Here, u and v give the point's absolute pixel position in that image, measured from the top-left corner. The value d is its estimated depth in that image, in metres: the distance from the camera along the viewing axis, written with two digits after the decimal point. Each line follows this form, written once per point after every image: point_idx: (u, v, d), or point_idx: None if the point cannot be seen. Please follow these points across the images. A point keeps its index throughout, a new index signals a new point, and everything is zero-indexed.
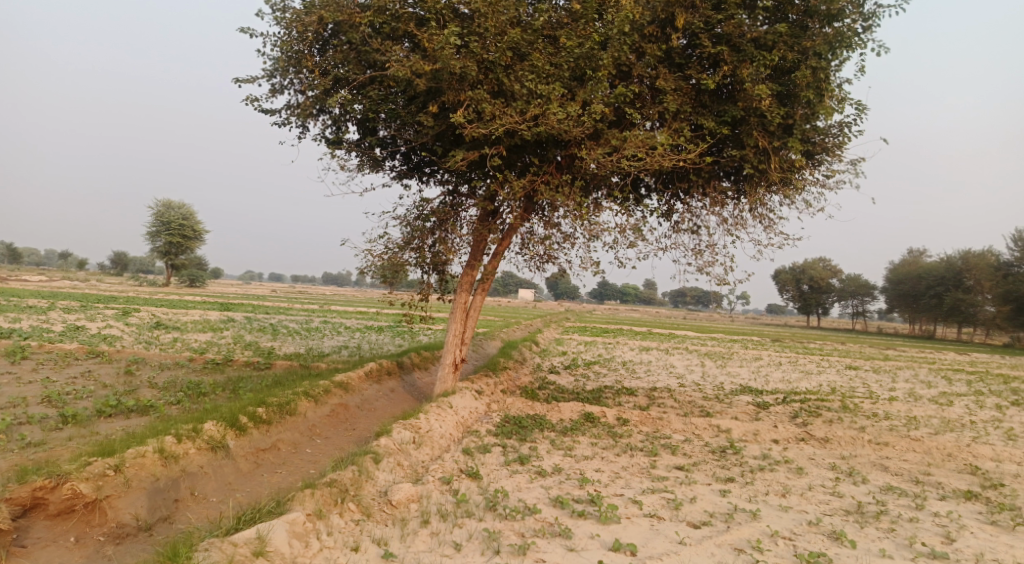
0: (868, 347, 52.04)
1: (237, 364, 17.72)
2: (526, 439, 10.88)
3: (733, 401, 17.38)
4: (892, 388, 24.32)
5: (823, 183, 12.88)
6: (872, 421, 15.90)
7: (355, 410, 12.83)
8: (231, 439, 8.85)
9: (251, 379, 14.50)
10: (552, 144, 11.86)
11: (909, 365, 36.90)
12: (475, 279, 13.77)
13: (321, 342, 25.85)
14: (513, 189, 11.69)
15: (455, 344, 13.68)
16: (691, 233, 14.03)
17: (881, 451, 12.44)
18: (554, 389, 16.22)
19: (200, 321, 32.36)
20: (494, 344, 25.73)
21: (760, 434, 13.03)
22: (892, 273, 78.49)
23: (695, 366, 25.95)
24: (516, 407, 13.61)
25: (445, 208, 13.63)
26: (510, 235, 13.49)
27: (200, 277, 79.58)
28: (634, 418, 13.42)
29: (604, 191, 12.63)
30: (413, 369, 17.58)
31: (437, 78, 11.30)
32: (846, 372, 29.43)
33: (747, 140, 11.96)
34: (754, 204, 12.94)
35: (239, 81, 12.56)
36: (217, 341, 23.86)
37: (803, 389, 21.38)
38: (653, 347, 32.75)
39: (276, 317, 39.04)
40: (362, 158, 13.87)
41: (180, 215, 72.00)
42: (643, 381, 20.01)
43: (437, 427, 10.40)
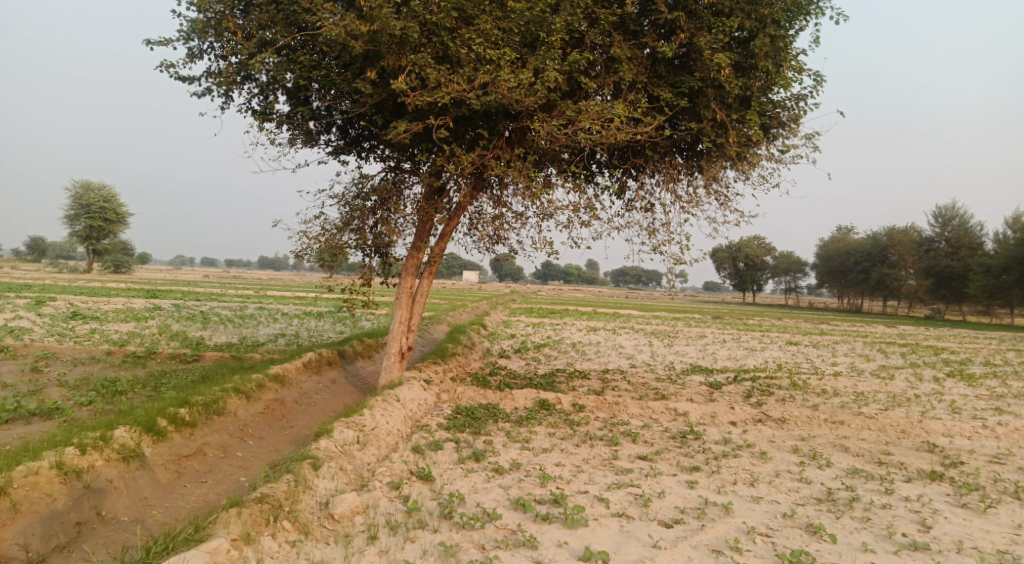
0: (803, 322, 53.21)
1: (162, 357, 16.55)
2: (480, 432, 10.22)
3: (686, 381, 17.06)
4: (834, 363, 24.49)
5: (779, 159, 12.45)
6: (824, 397, 15.76)
7: (292, 405, 11.96)
8: (147, 447, 7.93)
9: (176, 375, 13.46)
10: (501, 116, 11.15)
11: (845, 339, 37.59)
12: (421, 262, 12.99)
13: (256, 330, 24.62)
14: (461, 164, 10.91)
15: (401, 332, 12.90)
16: (645, 212, 13.50)
17: (839, 430, 12.21)
18: (504, 375, 15.58)
19: (125, 311, 30.59)
20: (439, 328, 24.93)
21: (718, 417, 12.66)
22: (823, 249, 80.57)
23: (643, 346, 25.74)
24: (466, 396, 12.94)
25: (387, 186, 12.78)
26: (458, 215, 12.74)
27: (127, 263, 76.03)
28: (590, 404, 12.90)
29: (556, 167, 11.99)
30: (356, 357, 16.72)
31: (375, 41, 10.39)
32: (787, 348, 29.71)
33: (704, 112, 11.47)
34: (710, 180, 12.48)
35: (152, 44, 11.49)
36: (141, 331, 22.46)
37: (751, 366, 21.27)
38: (599, 327, 32.45)
39: (209, 304, 37.34)
40: (294, 131, 12.92)
41: (103, 198, 68.49)
42: (594, 363, 19.55)
43: (383, 424, 9.65)
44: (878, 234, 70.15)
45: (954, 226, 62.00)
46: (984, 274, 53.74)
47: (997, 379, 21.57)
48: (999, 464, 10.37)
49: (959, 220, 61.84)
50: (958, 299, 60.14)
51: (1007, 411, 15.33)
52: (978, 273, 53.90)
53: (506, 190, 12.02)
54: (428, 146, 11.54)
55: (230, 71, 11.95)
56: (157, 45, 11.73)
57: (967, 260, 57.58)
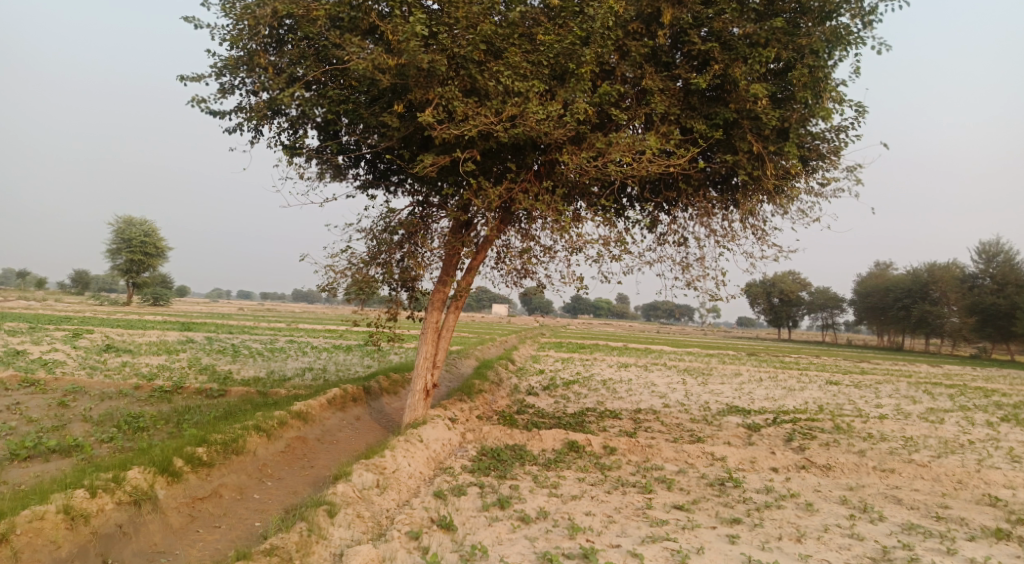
0: (842, 360, 51.76)
1: (188, 391, 16.40)
2: (506, 476, 9.79)
3: (722, 423, 16.41)
4: (877, 404, 23.55)
5: (818, 192, 12.00)
6: (870, 442, 15.02)
7: (314, 444, 11.65)
8: (160, 489, 7.66)
9: (200, 411, 13.26)
10: (530, 148, 10.90)
11: (887, 379, 36.33)
12: (447, 297, 12.70)
13: (284, 363, 24.49)
14: (488, 198, 10.66)
15: (427, 369, 12.57)
16: (678, 246, 13.07)
17: (887, 479, 11.52)
18: (533, 414, 15.12)
19: (157, 343, 30.71)
20: (468, 363, 24.54)
21: (757, 462, 12.05)
22: (861, 284, 78.93)
23: (677, 384, 25.07)
24: (494, 436, 12.53)
25: (414, 219, 12.57)
26: (485, 249, 12.46)
27: (164, 295, 77.14)
28: (622, 446, 12.40)
29: (586, 200, 11.68)
30: (382, 394, 16.42)
31: (403, 74, 10.24)
32: (826, 387, 28.75)
33: (739, 144, 11.09)
34: (746, 214, 12.05)
35: (184, 78, 11.51)
36: (170, 364, 22.44)
37: (790, 407, 20.48)
38: (631, 364, 31.78)
39: (240, 337, 37.45)
40: (322, 165, 12.83)
41: (142, 231, 69.83)
42: (626, 402, 18.99)
43: (405, 466, 9.27)
44: (919, 270, 68.39)
45: (999, 262, 60.22)
46: None
47: None
48: None
49: (1004, 256, 60.06)
50: (1004, 338, 58.14)
51: None
52: None
53: (535, 224, 11.73)
54: (456, 179, 11.32)
55: (260, 106, 11.92)
56: (189, 80, 11.77)
57: (1013, 298, 55.74)
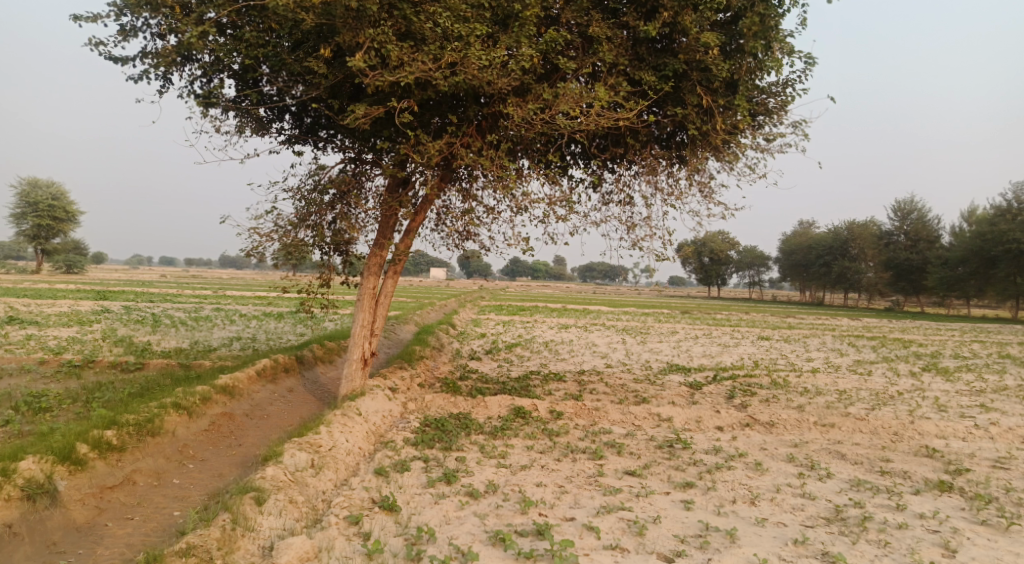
0: (769, 316, 53.08)
1: (102, 365, 15.27)
2: (451, 448, 9.24)
3: (665, 382, 16.25)
4: (809, 358, 23.94)
5: (764, 148, 11.65)
6: (809, 397, 15.06)
7: (242, 420, 10.86)
8: (60, 480, 7.00)
9: (114, 388, 12.28)
10: (470, 100, 10.16)
11: (814, 333, 37.21)
12: (384, 261, 11.95)
13: (210, 333, 23.27)
14: (427, 153, 9.91)
15: (364, 337, 11.85)
16: (625, 205, 12.61)
17: (831, 433, 11.46)
18: (475, 380, 14.60)
19: (70, 314, 28.88)
20: (404, 328, 23.82)
21: (704, 422, 11.85)
22: (785, 241, 81.13)
23: (616, 343, 24.93)
24: (436, 404, 11.96)
25: (346, 177, 11.70)
26: (424, 209, 11.73)
27: (80, 263, 73.11)
28: (568, 410, 12.01)
29: (530, 156, 11.06)
30: (316, 363, 15.61)
31: (329, 14, 9.31)
32: (760, 343, 29.17)
33: (689, 97, 10.62)
34: (694, 172, 11.66)
35: (78, 19, 10.30)
36: (84, 337, 21.02)
37: (728, 364, 20.54)
38: (569, 324, 31.61)
39: (163, 305, 35.66)
40: (242, 119, 11.79)
41: (52, 196, 65.73)
42: (567, 363, 18.69)
43: (342, 443, 8.61)
44: (840, 227, 70.50)
45: (913, 219, 62.54)
46: (943, 266, 54.19)
47: (973, 373, 21.21)
48: (1005, 470, 9.73)
49: (918, 213, 62.36)
50: (917, 291, 60.67)
51: (994, 407, 14.76)
52: (937, 266, 54.33)
53: (476, 182, 11.05)
54: (390, 133, 10.51)
55: (168, 51, 10.79)
56: (85, 21, 10.55)
57: (927, 252, 58.03)
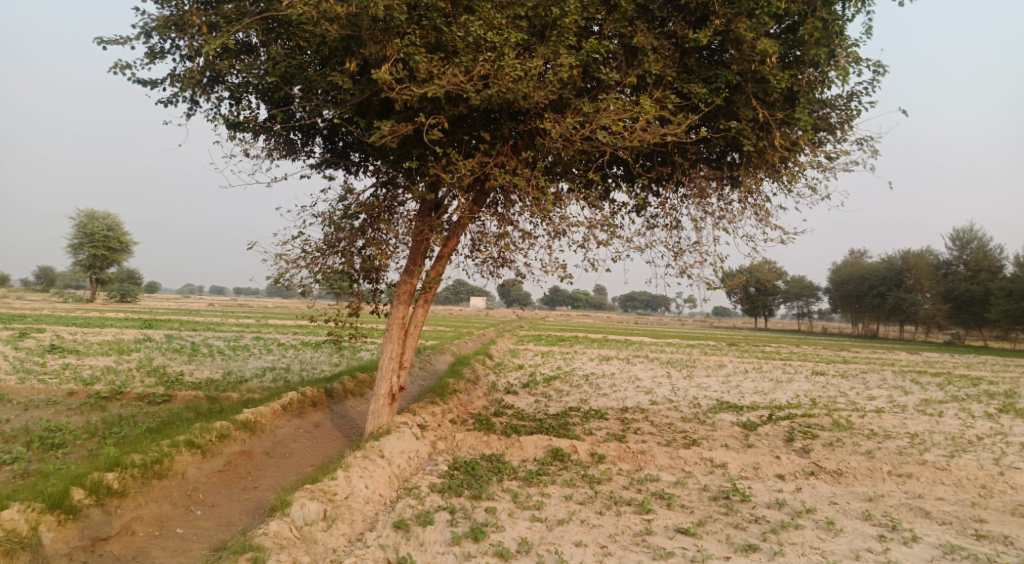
0: (820, 349, 51.01)
1: (130, 396, 14.84)
2: (480, 496, 8.42)
3: (716, 421, 15.16)
4: (868, 396, 22.44)
5: (825, 166, 10.73)
6: (878, 440, 13.81)
7: (262, 459, 10.23)
8: (46, 532, 6.53)
9: (134, 421, 11.82)
10: (505, 116, 9.49)
11: (872, 369, 35.22)
12: (415, 289, 11.29)
13: (245, 363, 22.86)
14: (458, 173, 9.26)
15: (392, 370, 11.15)
16: (672, 229, 11.76)
17: (908, 485, 10.28)
18: (511, 417, 13.76)
19: (112, 342, 28.89)
20: (441, 359, 23.09)
21: (761, 469, 10.79)
22: (836, 272, 78.62)
23: (662, 377, 23.81)
24: (468, 444, 11.17)
25: (376, 201, 11.11)
26: (457, 234, 11.06)
27: (132, 292, 74.51)
28: (611, 453, 11.09)
29: (569, 177, 10.32)
30: (347, 396, 14.95)
31: (355, 25, 8.79)
32: (815, 379, 27.64)
33: (742, 111, 9.77)
34: (748, 194, 10.76)
35: (102, 41, 9.77)
36: (119, 366, 20.81)
37: (782, 402, 19.29)
38: (611, 357, 30.51)
39: (205, 334, 35.64)
40: (270, 142, 11.34)
41: (106, 226, 67.25)
42: (611, 399, 17.70)
43: (360, 490, 7.88)
44: (894, 257, 68.01)
45: (973, 249, 59.89)
46: (1006, 298, 51.56)
47: None
48: None
49: (978, 243, 59.75)
50: (978, 324, 57.79)
51: None
52: (1000, 297, 51.71)
53: (512, 205, 10.35)
54: (421, 153, 9.90)
55: (196, 73, 10.40)
56: (109, 44, 9.88)
57: (988, 284, 55.35)
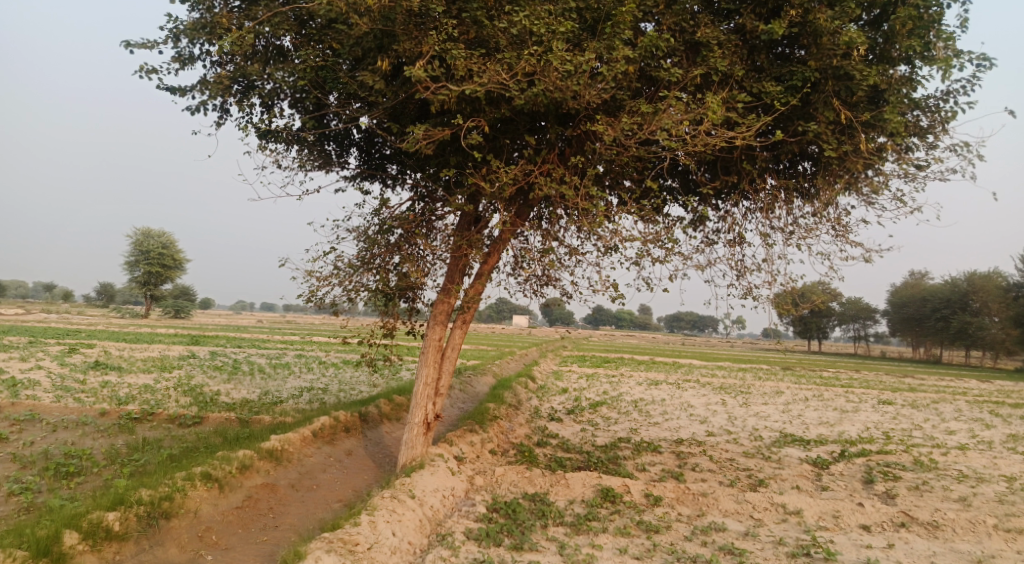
0: (881, 375, 48.54)
1: (160, 417, 14.19)
2: (522, 547, 7.44)
3: (782, 458, 13.85)
4: (944, 429, 20.69)
5: (914, 176, 9.52)
6: (969, 484, 12.36)
7: (286, 492, 9.34)
8: None
9: (157, 447, 11.13)
10: (552, 120, 8.56)
11: (940, 398, 33.07)
12: (452, 309, 10.41)
13: (283, 382, 22.18)
14: (499, 181, 8.35)
15: (428, 397, 10.23)
16: (735, 245, 10.66)
17: (1016, 543, 8.96)
18: (557, 448, 12.69)
19: (154, 359, 28.58)
20: (483, 382, 22.07)
21: (842, 518, 9.58)
22: (896, 294, 75.40)
23: (717, 405, 22.42)
24: (509, 479, 10.19)
25: (412, 214, 10.26)
26: (498, 250, 10.16)
27: (185, 308, 75.65)
28: (668, 495, 9.98)
29: (622, 188, 9.33)
30: (382, 421, 14.09)
31: (389, 20, 8.00)
32: (881, 409, 25.82)
33: (821, 112, 8.58)
34: (823, 206, 9.61)
35: (130, 44, 9.22)
36: (157, 384, 20.34)
37: (851, 435, 17.78)
38: (661, 381, 29.10)
39: (249, 351, 35.21)
40: (302, 153, 10.59)
41: (161, 244, 68.24)
42: (664, 429, 16.49)
43: (385, 540, 7.02)
44: (959, 279, 64.78)
45: None
46: None
47: None
48: None
49: None
50: None
51: None
52: None
53: (560, 218, 9.39)
54: (460, 161, 9.03)
55: (224, 78, 9.68)
56: (138, 46, 9.36)
57: None
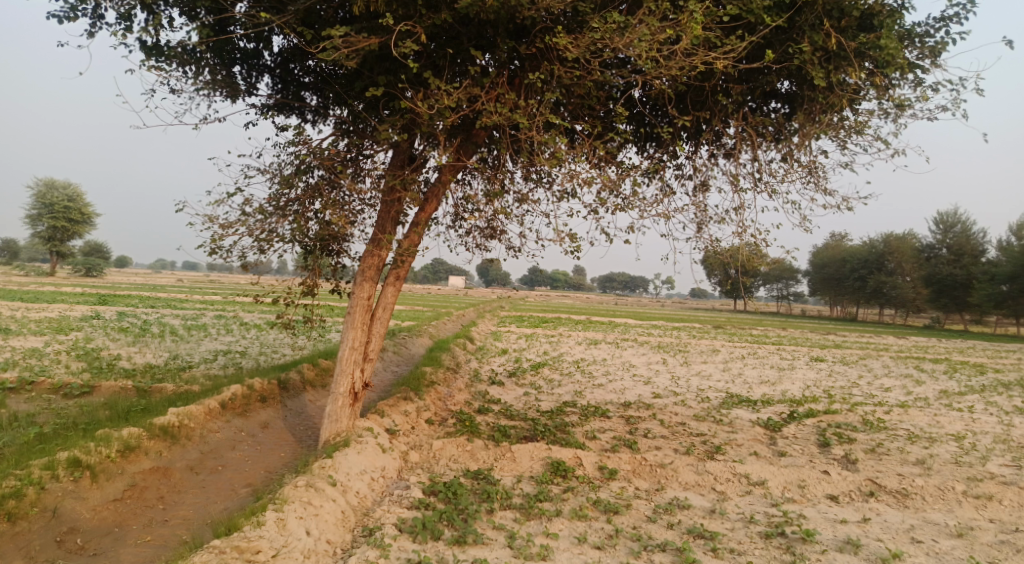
0: (804, 332, 49.43)
1: (43, 386, 12.40)
2: (465, 541, 6.39)
3: (733, 420, 13.15)
4: (881, 387, 20.52)
5: (898, 114, 8.69)
6: (926, 445, 11.88)
7: (183, 477, 8.01)
8: None
9: (30, 423, 9.51)
10: (502, 33, 7.34)
11: (866, 354, 33.48)
12: (383, 264, 9.05)
13: (197, 345, 20.36)
14: (439, 103, 7.08)
15: (355, 363, 8.94)
16: (700, 193, 9.67)
17: (990, 512, 8.40)
18: (498, 415, 11.61)
19: (53, 320, 26.05)
20: (417, 343, 20.71)
21: (809, 488, 8.83)
22: (818, 252, 77.17)
23: (657, 365, 21.75)
24: (447, 454, 9.07)
25: (335, 151, 8.83)
26: (436, 196, 8.87)
27: (97, 266, 71.24)
28: (623, 467, 9.05)
29: (582, 121, 8.17)
30: (305, 387, 12.71)
31: None
32: (816, 367, 25.69)
33: (807, 36, 7.62)
34: (799, 147, 8.71)
35: None
36: (48, 348, 18.21)
37: (796, 395, 17.28)
38: (598, 340, 28.32)
39: (163, 312, 32.78)
40: (202, 75, 8.98)
41: (67, 197, 63.46)
42: (608, 391, 15.65)
43: (297, 541, 6.09)
44: (875, 240, 66.42)
45: (957, 232, 58.06)
46: (991, 282, 50.26)
47: None
48: None
49: (962, 226, 57.95)
50: (959, 308, 56.36)
51: None
52: (982, 281, 50.37)
53: (509, 154, 8.18)
54: (391, 82, 7.66)
55: None
56: None
57: (970, 269, 53.65)
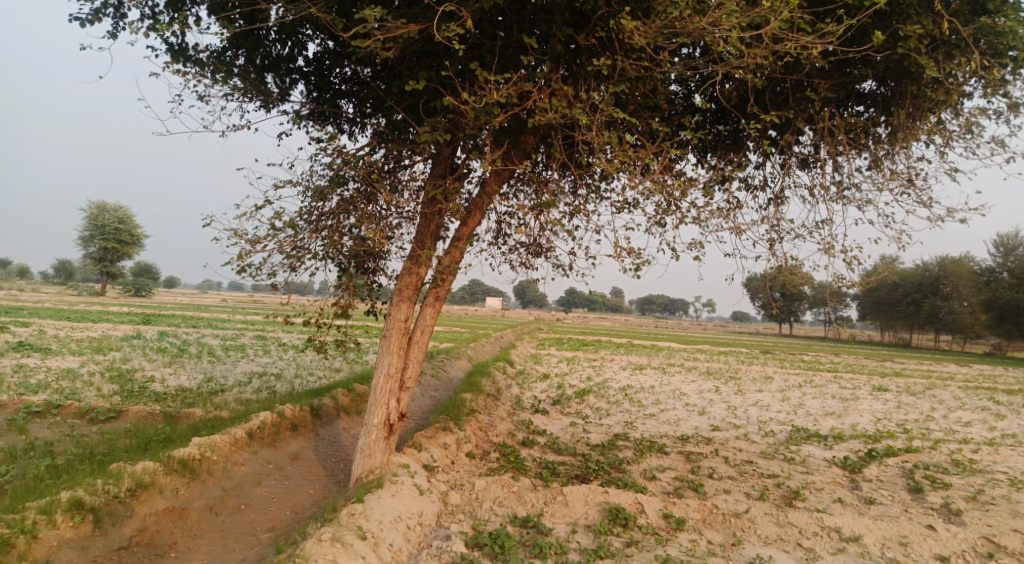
0: (857, 359, 47.22)
1: (68, 411, 11.74)
2: None
3: (805, 459, 11.85)
4: (958, 421, 18.84)
5: (1011, 113, 7.53)
6: None
7: (201, 519, 7.19)
8: None
9: (45, 453, 8.80)
10: (557, 20, 6.47)
11: (929, 383, 31.48)
12: (422, 283, 8.14)
13: (232, 367, 19.72)
14: (487, 98, 6.20)
15: (390, 392, 8.02)
16: (774, 205, 8.59)
17: None
18: (546, 449, 10.55)
19: (93, 340, 25.82)
20: (456, 366, 19.75)
21: (912, 546, 7.56)
22: None
23: (711, 393, 20.39)
24: (492, 495, 8.06)
25: (371, 158, 8.02)
26: (481, 207, 7.96)
27: (144, 286, 72.30)
28: (692, 515, 7.92)
29: (648, 121, 7.21)
30: (338, 414, 11.82)
31: None
32: (880, 396, 24.00)
33: (912, 23, 6.60)
34: (894, 152, 7.60)
35: None
36: (80, 369, 17.70)
37: (868, 429, 15.80)
38: (644, 366, 27.04)
39: (202, 332, 32.48)
40: (230, 78, 8.27)
41: (117, 219, 64.44)
42: (662, 422, 14.45)
43: None
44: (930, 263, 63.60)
45: (1019, 255, 55.23)
46: None
47: None
48: None
49: None
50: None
51: None
52: None
53: (564, 160, 7.24)
54: (432, 77, 6.80)
55: None
56: None
57: None
